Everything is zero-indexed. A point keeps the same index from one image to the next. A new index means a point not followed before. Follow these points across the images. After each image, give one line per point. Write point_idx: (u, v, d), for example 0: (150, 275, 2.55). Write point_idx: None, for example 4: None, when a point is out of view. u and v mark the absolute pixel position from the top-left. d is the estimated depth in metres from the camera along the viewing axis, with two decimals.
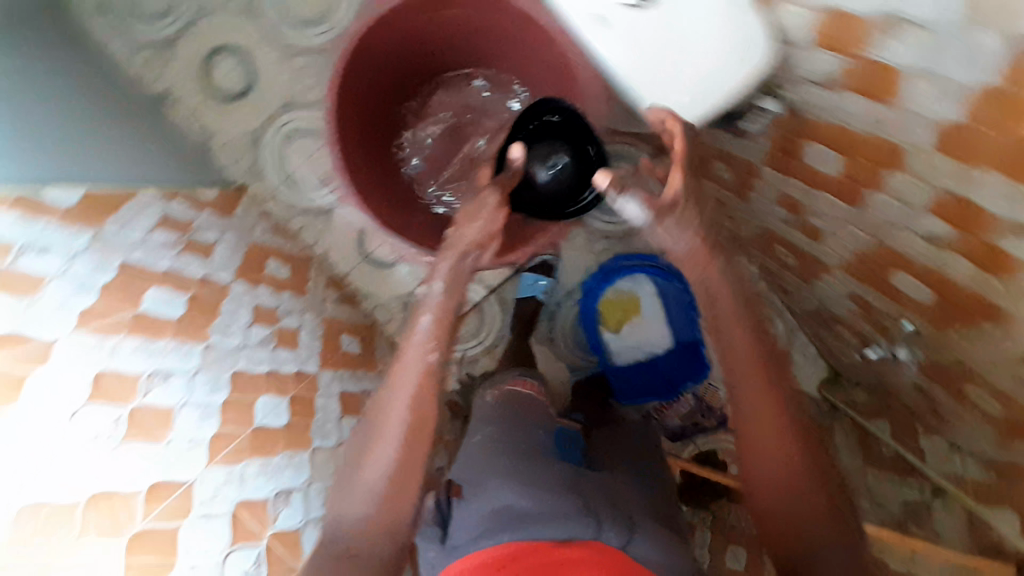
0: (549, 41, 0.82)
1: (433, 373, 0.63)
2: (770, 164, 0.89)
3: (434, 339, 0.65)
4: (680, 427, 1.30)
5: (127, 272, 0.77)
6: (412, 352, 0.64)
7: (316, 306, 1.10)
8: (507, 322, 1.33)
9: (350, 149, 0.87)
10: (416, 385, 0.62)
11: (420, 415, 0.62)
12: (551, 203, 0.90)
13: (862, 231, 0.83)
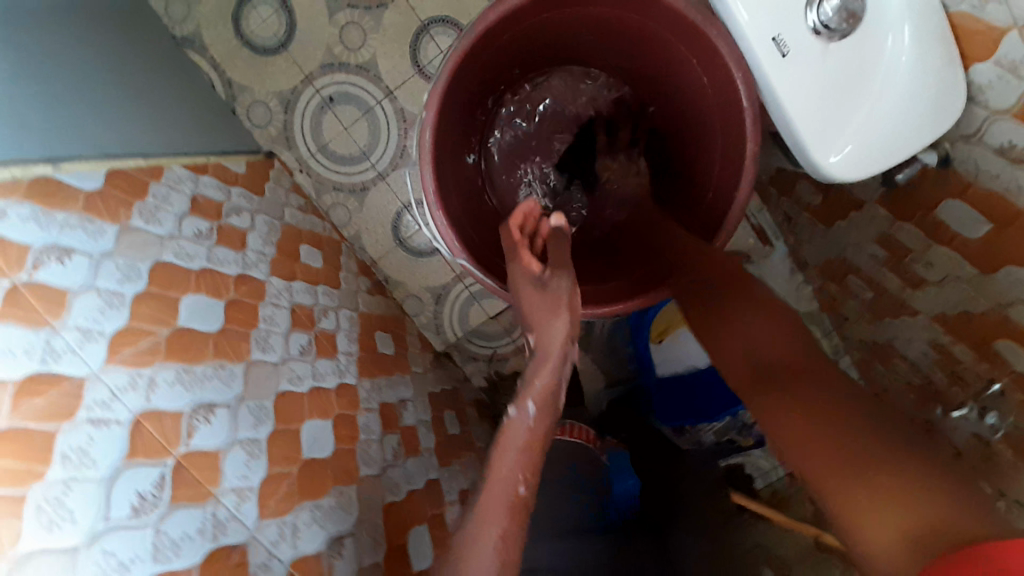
0: (656, 45, 0.72)
1: (525, 517, 0.50)
2: (884, 205, 0.82)
3: (530, 468, 0.52)
4: (715, 444, 1.18)
5: (162, 275, 0.68)
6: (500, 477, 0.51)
7: (348, 300, 0.99)
8: None
9: (441, 145, 0.71)
10: (507, 521, 0.49)
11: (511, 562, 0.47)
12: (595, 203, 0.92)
13: (976, 295, 0.74)
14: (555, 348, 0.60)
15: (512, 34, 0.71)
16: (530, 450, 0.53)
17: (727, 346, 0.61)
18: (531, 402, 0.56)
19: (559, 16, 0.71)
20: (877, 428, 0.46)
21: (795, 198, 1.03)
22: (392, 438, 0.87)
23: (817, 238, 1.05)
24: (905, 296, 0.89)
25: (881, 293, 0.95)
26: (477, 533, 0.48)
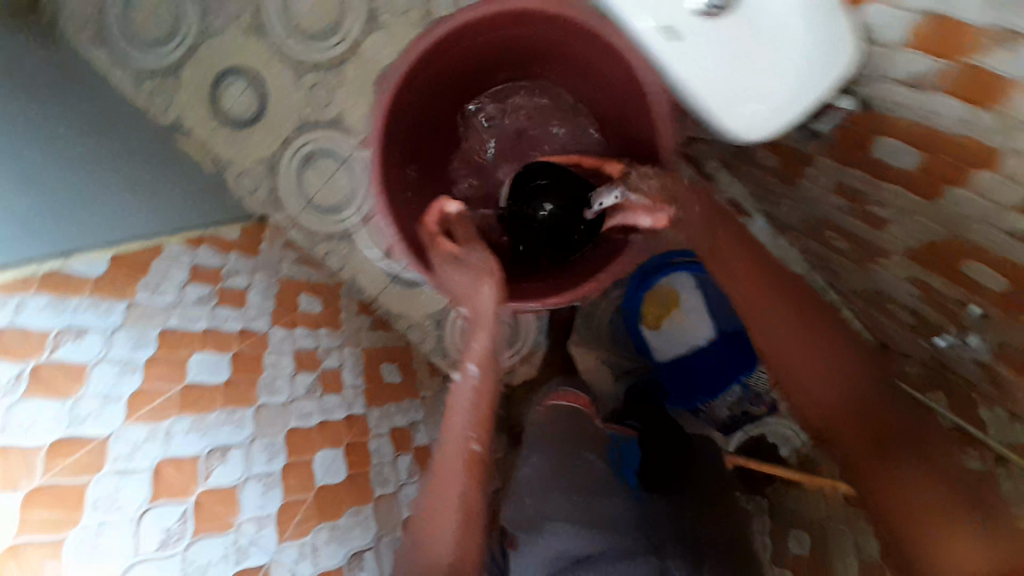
0: (582, 53, 0.77)
1: (477, 464, 0.70)
2: (829, 155, 0.84)
3: (477, 426, 0.70)
4: (730, 418, 1.19)
5: (168, 342, 0.75)
6: (456, 434, 0.70)
7: (353, 338, 1.07)
8: (542, 327, 1.25)
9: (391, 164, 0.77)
10: (463, 477, 0.69)
11: (466, 502, 0.69)
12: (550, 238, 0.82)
13: (935, 224, 0.75)
14: (484, 314, 0.72)
15: (452, 58, 0.78)
16: (474, 412, 0.70)
17: (809, 391, 0.71)
18: (473, 365, 0.72)
19: (490, 38, 0.77)
20: (924, 468, 0.65)
21: (757, 165, 1.05)
22: (406, 458, 0.94)
23: (789, 200, 1.06)
24: (876, 239, 0.90)
25: (855, 241, 0.97)
26: (443, 478, 0.69)
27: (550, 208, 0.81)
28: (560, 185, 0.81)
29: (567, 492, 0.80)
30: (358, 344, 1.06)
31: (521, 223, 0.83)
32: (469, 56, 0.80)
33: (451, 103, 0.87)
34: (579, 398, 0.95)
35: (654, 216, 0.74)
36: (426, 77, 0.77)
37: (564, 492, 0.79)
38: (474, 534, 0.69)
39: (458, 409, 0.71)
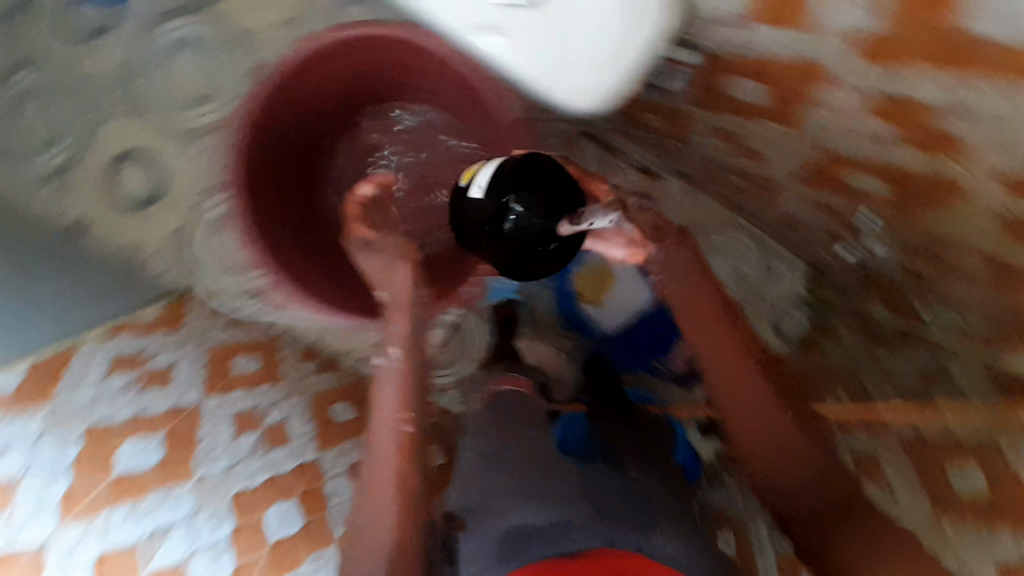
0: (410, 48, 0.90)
1: (407, 446, 0.77)
2: (696, 104, 0.85)
3: (405, 409, 0.78)
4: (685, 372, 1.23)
5: (95, 437, 0.76)
6: (385, 422, 0.78)
7: (295, 386, 1.07)
8: (489, 329, 1.29)
9: (264, 199, 0.93)
10: (395, 458, 0.76)
11: (402, 480, 0.76)
12: (513, 245, 0.72)
13: (807, 146, 0.76)
14: (404, 299, 0.82)
15: (304, 97, 0.94)
16: (401, 396, 0.79)
17: (760, 454, 0.82)
18: (395, 350, 0.81)
19: (319, 65, 0.92)
20: (851, 525, 0.75)
21: (644, 127, 1.06)
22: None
23: (684, 153, 1.07)
24: (764, 173, 0.92)
25: (748, 179, 1.00)
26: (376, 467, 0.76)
27: (518, 211, 0.70)
28: (532, 182, 0.71)
29: (515, 470, 0.83)
30: (304, 392, 1.07)
31: (487, 217, 0.73)
32: (322, 96, 0.97)
33: (324, 135, 1.02)
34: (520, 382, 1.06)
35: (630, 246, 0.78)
36: (278, 118, 0.92)
37: (515, 471, 0.82)
38: (415, 508, 0.76)
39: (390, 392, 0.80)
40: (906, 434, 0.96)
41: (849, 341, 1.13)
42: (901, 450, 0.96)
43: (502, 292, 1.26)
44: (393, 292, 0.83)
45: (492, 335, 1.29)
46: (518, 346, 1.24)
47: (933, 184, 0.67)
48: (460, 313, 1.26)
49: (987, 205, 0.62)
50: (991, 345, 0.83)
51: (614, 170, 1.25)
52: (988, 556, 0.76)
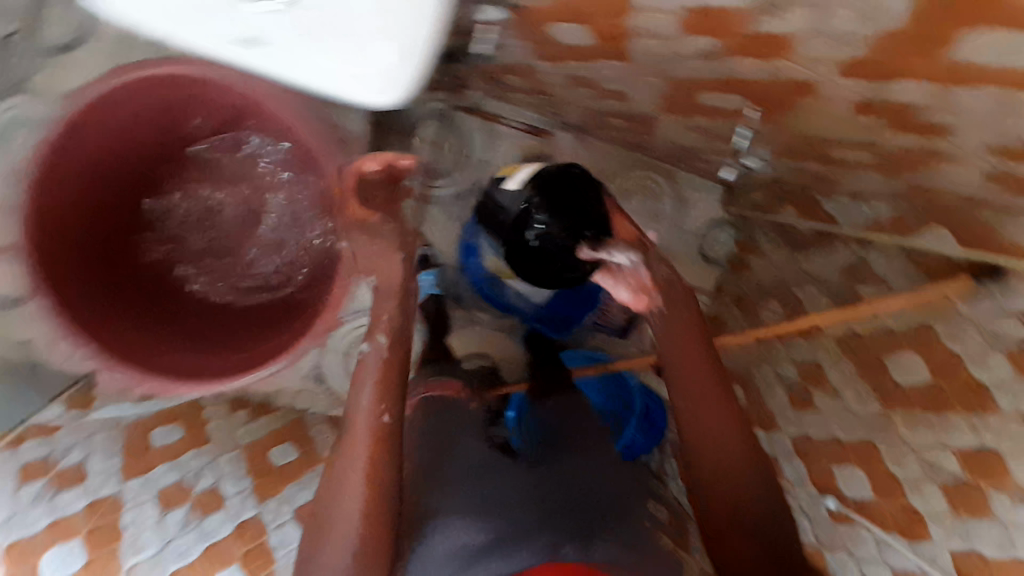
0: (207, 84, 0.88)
1: (383, 441, 0.73)
2: (539, 58, 0.80)
3: (383, 401, 0.75)
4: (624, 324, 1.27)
5: (18, 551, 0.80)
6: (363, 419, 0.74)
7: (225, 443, 1.06)
8: (421, 332, 1.23)
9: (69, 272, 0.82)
10: (366, 450, 0.72)
11: (375, 469, 0.72)
12: (543, 252, 0.95)
13: (652, 77, 0.72)
14: (395, 283, 0.82)
15: (98, 148, 0.85)
16: (377, 386, 0.76)
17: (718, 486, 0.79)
18: (382, 336, 0.79)
19: (110, 114, 0.83)
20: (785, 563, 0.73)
21: (513, 89, 1.02)
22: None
23: (560, 104, 1.02)
24: (634, 109, 0.87)
25: (627, 120, 0.96)
26: (348, 458, 0.72)
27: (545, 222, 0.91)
28: (562, 200, 0.89)
29: (466, 479, 0.84)
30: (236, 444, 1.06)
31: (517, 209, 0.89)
32: (118, 142, 0.88)
33: (117, 185, 0.93)
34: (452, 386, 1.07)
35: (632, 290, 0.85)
36: (71, 177, 0.83)
37: (464, 479, 0.84)
38: (384, 503, 0.71)
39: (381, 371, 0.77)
40: (841, 333, 0.97)
41: (770, 253, 1.14)
42: (838, 350, 0.97)
43: (423, 289, 1.22)
44: (383, 282, 0.83)
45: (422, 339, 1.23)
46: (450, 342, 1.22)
47: (787, 90, 0.63)
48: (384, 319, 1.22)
49: (844, 102, 0.60)
50: (903, 233, 0.87)
51: (502, 137, 1.18)
52: (942, 443, 0.77)
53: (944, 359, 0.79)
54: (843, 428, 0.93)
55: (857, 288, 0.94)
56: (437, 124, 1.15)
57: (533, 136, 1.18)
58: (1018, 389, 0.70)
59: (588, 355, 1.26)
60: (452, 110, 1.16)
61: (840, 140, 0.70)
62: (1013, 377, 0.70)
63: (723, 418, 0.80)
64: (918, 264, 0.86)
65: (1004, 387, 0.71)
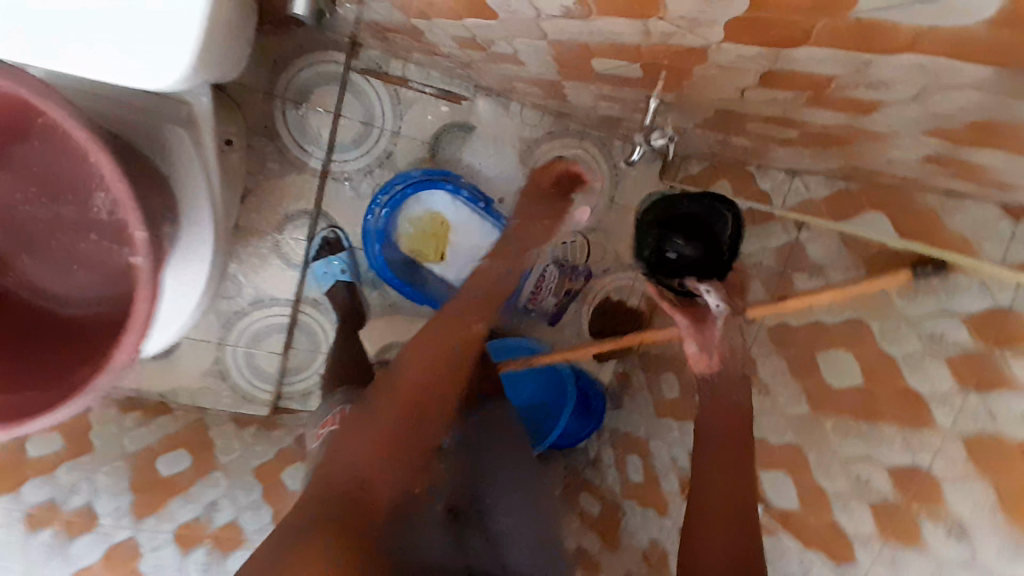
0: None
1: (413, 411, 0.73)
2: (411, 14, 0.66)
3: (441, 348, 0.76)
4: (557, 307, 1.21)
5: None
6: (409, 375, 0.74)
7: (110, 451, 0.94)
8: (333, 322, 1.12)
9: None
10: (399, 411, 0.72)
11: (392, 436, 0.70)
12: (667, 272, 0.89)
13: (536, 40, 0.55)
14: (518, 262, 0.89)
15: None
16: (434, 345, 0.76)
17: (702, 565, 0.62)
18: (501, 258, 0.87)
19: None
20: None
21: (417, 51, 0.89)
22: (198, 553, 0.88)
23: (467, 67, 0.88)
24: (535, 75, 0.73)
25: (538, 86, 0.82)
26: (376, 410, 0.73)
27: (684, 247, 0.88)
28: (700, 233, 0.89)
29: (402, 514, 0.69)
30: (121, 453, 0.95)
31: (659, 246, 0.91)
32: None
33: None
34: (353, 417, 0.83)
35: (698, 344, 0.81)
36: None
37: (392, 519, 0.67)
38: (387, 471, 0.69)
39: (419, 349, 0.76)
40: (777, 325, 0.89)
41: None
42: (769, 342, 0.90)
43: (329, 277, 1.07)
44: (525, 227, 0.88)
45: (333, 331, 1.12)
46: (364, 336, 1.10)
47: (678, 56, 0.45)
48: (288, 310, 1.09)
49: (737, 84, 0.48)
50: (838, 215, 0.80)
51: (410, 103, 1.04)
52: (872, 457, 0.71)
53: (881, 360, 0.72)
54: (773, 430, 0.85)
55: (790, 271, 0.87)
56: (334, 89, 1.00)
57: (446, 104, 1.05)
58: (957, 402, 0.63)
59: (527, 347, 1.15)
60: (350, 72, 1.00)
61: (765, 116, 0.58)
62: (954, 389, 0.63)
63: (727, 444, 0.71)
64: (853, 251, 0.77)
65: (942, 399, 0.64)
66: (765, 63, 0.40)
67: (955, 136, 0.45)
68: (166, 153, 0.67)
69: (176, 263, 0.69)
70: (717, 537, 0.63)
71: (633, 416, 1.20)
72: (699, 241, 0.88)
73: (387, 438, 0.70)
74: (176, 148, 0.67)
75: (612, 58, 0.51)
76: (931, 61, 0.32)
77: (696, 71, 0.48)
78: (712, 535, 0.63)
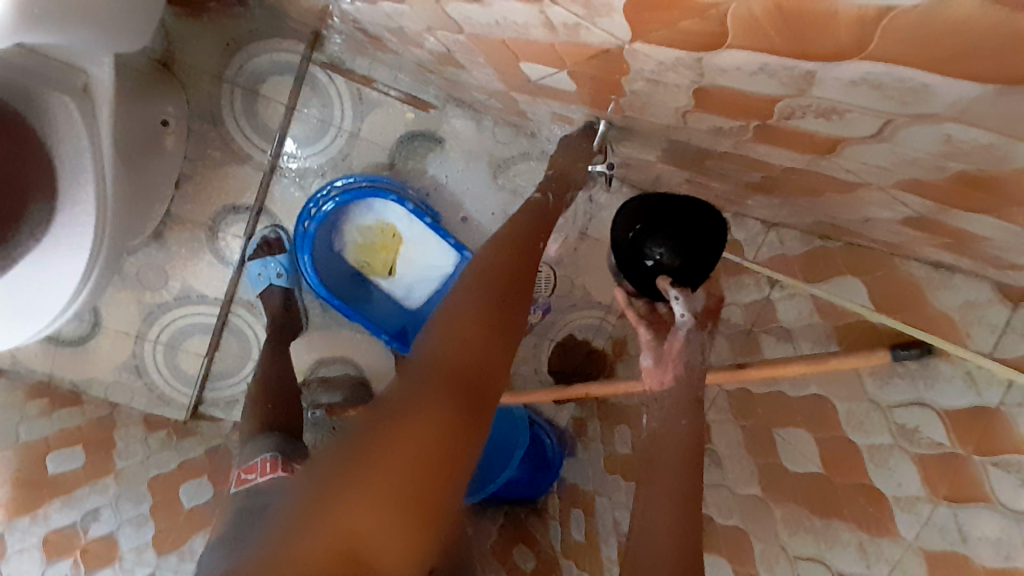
0: None
1: (491, 343, 0.56)
2: None
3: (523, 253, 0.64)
4: None
5: None
6: (469, 315, 0.57)
7: (1, 440, 0.83)
8: (266, 325, 1.03)
9: None
10: (472, 330, 0.56)
11: (462, 359, 0.54)
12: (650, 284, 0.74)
13: (459, 34, 0.49)
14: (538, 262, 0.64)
15: None
16: (523, 258, 0.63)
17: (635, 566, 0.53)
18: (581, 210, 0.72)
19: None
20: None
21: (380, 46, 0.82)
22: (62, 565, 0.78)
23: (427, 69, 0.82)
24: (487, 83, 0.66)
25: (497, 97, 0.75)
26: (450, 330, 0.56)
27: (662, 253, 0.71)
28: (677, 229, 0.71)
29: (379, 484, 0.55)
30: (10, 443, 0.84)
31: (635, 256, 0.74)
32: None
33: None
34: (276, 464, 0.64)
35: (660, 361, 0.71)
36: None
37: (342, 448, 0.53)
38: (454, 394, 0.52)
39: (487, 264, 0.62)
40: (737, 391, 0.79)
41: None
42: (727, 409, 0.80)
43: (263, 281, 0.97)
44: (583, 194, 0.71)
45: (263, 334, 1.03)
46: (293, 350, 1.03)
47: (602, 64, 0.37)
48: (216, 307, 1.01)
49: (677, 105, 0.40)
50: (813, 277, 0.71)
51: (373, 105, 0.96)
52: (824, 559, 0.60)
53: (843, 447, 0.62)
54: (720, 509, 0.75)
55: (757, 331, 0.78)
56: (289, 80, 0.94)
57: (410, 110, 0.96)
58: (924, 511, 0.53)
59: None
60: (309, 64, 0.93)
61: (723, 150, 0.50)
62: (924, 496, 0.53)
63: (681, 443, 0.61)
64: (825, 319, 0.68)
65: (908, 505, 0.54)
66: (689, 75, 0.32)
67: (936, 193, 0.36)
68: (53, 127, 0.64)
69: (41, 252, 0.66)
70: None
71: (583, 466, 1.09)
72: (677, 249, 0.70)
73: (477, 363, 0.55)
74: (62, 121, 0.64)
75: (539, 60, 0.43)
76: (883, 73, 0.23)
77: (628, 84, 0.40)
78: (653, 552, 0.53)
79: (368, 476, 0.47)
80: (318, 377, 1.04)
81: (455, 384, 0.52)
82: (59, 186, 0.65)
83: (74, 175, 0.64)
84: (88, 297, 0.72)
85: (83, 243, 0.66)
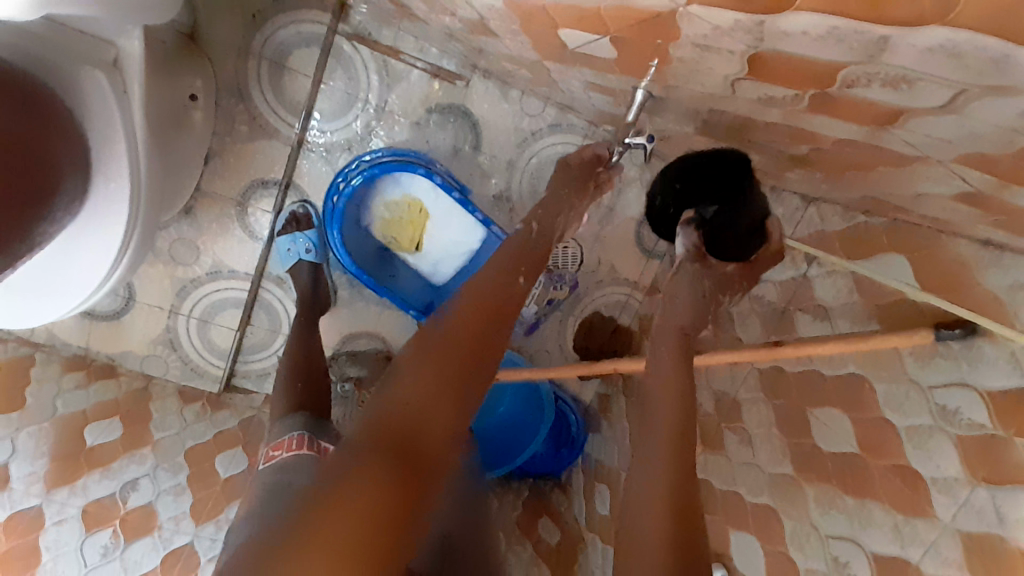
0: None
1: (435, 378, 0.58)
2: None
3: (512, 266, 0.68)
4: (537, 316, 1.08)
5: None
6: (410, 362, 0.59)
7: (41, 410, 0.86)
8: (294, 299, 1.05)
9: None
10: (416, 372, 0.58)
11: (405, 404, 0.56)
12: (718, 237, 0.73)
13: (497, 1, 0.48)
14: None
15: None
16: (475, 294, 0.64)
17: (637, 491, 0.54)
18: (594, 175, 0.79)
19: None
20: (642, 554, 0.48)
21: (406, 15, 0.80)
22: (102, 535, 0.79)
23: (454, 38, 0.80)
24: (520, 54, 0.65)
25: (528, 68, 0.74)
26: (395, 379, 0.58)
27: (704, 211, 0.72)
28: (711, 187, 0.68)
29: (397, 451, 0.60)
30: (51, 414, 0.86)
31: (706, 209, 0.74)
32: None
33: None
34: (306, 444, 0.66)
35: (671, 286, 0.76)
36: None
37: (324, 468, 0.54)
38: (397, 429, 0.54)
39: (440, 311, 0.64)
40: (768, 370, 0.79)
41: None
42: (761, 389, 0.80)
43: (292, 256, 0.97)
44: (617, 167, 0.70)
45: (293, 305, 1.05)
46: (323, 322, 1.04)
47: (649, 30, 0.36)
48: (246, 282, 1.03)
49: (726, 74, 0.39)
50: (854, 254, 0.70)
51: (400, 77, 0.95)
52: (855, 538, 0.59)
53: (881, 429, 0.61)
54: (749, 487, 0.74)
55: (793, 310, 0.77)
56: (316, 52, 0.93)
57: (438, 82, 0.95)
58: (961, 494, 0.51)
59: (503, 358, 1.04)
60: (335, 35, 0.92)
61: (766, 121, 0.48)
62: (962, 478, 0.52)
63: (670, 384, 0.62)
64: (864, 297, 0.66)
65: (946, 486, 0.53)
66: (747, 41, 0.30)
67: (995, 168, 0.34)
68: (85, 103, 0.64)
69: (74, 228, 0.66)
70: (659, 547, 0.48)
71: (606, 442, 1.08)
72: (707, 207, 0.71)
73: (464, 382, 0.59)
74: (94, 95, 0.64)
75: (580, 28, 0.42)
76: (965, 41, 0.22)
77: (673, 51, 0.39)
78: (654, 475, 0.54)
79: (335, 509, 0.48)
80: (347, 348, 1.06)
81: (400, 426, 0.54)
82: (93, 162, 0.65)
83: (108, 151, 0.65)
84: (124, 273, 0.73)
85: (118, 217, 0.66)
